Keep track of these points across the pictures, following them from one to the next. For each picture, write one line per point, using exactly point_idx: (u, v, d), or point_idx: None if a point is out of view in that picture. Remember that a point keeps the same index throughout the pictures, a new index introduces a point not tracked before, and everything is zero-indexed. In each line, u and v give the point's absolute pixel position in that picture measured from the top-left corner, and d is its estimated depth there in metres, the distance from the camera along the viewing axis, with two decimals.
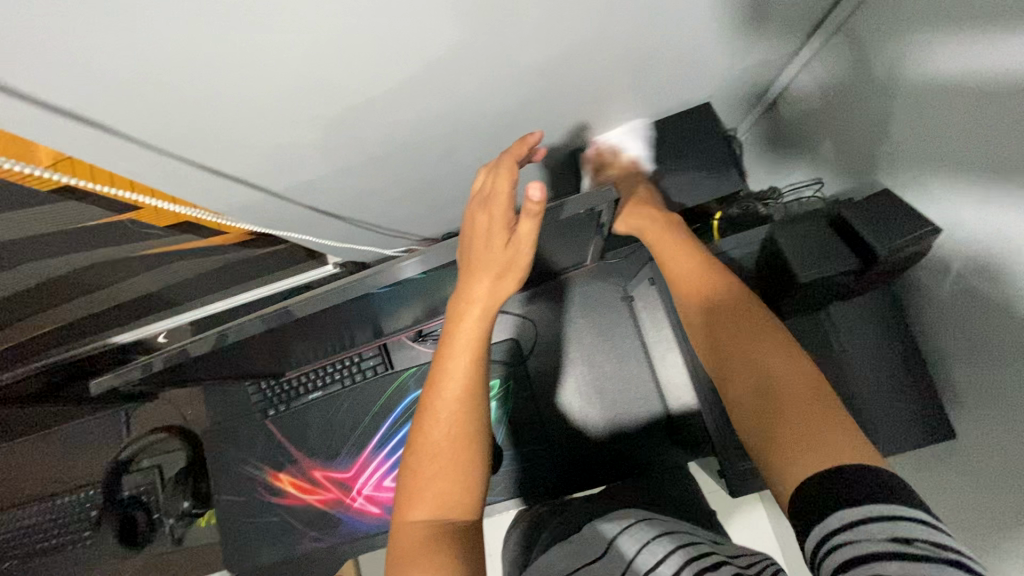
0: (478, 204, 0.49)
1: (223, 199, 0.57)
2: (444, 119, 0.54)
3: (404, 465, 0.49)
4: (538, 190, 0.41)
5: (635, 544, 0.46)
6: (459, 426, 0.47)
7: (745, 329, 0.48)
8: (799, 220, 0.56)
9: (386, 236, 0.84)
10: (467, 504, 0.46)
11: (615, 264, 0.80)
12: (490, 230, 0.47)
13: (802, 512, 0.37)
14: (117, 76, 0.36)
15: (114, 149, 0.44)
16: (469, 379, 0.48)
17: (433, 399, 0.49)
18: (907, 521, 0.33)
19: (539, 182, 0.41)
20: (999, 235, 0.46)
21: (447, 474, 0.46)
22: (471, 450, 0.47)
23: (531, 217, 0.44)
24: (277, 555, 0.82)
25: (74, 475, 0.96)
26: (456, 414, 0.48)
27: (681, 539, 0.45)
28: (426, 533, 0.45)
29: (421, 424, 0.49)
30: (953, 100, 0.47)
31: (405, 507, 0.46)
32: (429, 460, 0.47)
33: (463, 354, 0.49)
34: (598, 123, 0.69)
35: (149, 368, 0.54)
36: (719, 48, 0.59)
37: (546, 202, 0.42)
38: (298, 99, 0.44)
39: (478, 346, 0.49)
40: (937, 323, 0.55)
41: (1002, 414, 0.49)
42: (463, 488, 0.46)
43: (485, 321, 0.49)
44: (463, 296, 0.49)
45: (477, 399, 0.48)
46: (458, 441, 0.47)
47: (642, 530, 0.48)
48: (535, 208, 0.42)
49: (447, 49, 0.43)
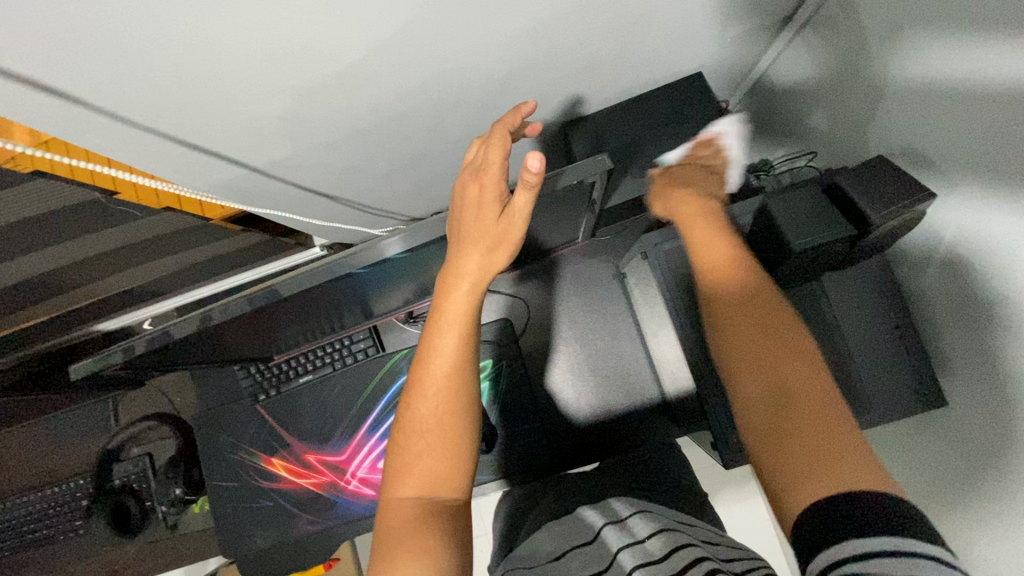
0: (470, 174, 0.48)
1: (203, 176, 0.55)
2: (428, 89, 0.52)
3: (393, 441, 0.48)
4: (536, 161, 0.41)
5: (629, 540, 0.44)
6: (447, 403, 0.47)
7: (770, 329, 0.45)
8: (794, 188, 0.55)
9: (373, 215, 0.83)
10: (457, 482, 0.46)
11: (607, 241, 0.80)
12: (481, 202, 0.46)
13: (804, 536, 0.35)
14: (85, 44, 0.34)
15: (88, 123, 0.42)
16: (457, 356, 0.48)
17: (421, 375, 0.48)
18: (924, 559, 0.31)
19: (537, 153, 0.40)
20: (995, 199, 0.45)
21: (436, 452, 0.46)
22: (459, 427, 0.47)
23: (527, 189, 0.43)
24: (273, 538, 0.82)
25: (64, 464, 0.95)
26: (444, 391, 0.47)
27: (677, 537, 0.43)
28: (414, 510, 0.44)
29: (408, 401, 0.48)
30: (947, 62, 0.46)
31: (393, 484, 0.46)
32: (418, 436, 0.46)
33: (450, 331, 0.48)
34: (587, 95, 0.68)
35: (131, 352, 0.52)
36: (710, 15, 0.58)
37: (544, 173, 0.41)
38: (276, 71, 0.42)
39: (467, 320, 0.48)
40: (934, 296, 0.55)
41: (994, 384, 0.49)
42: (452, 465, 0.46)
43: (475, 295, 0.48)
44: (451, 272, 0.47)
45: (466, 376, 0.48)
46: (448, 417, 0.47)
47: (643, 524, 0.46)
48: (533, 180, 0.42)
49: (429, 12, 0.41)
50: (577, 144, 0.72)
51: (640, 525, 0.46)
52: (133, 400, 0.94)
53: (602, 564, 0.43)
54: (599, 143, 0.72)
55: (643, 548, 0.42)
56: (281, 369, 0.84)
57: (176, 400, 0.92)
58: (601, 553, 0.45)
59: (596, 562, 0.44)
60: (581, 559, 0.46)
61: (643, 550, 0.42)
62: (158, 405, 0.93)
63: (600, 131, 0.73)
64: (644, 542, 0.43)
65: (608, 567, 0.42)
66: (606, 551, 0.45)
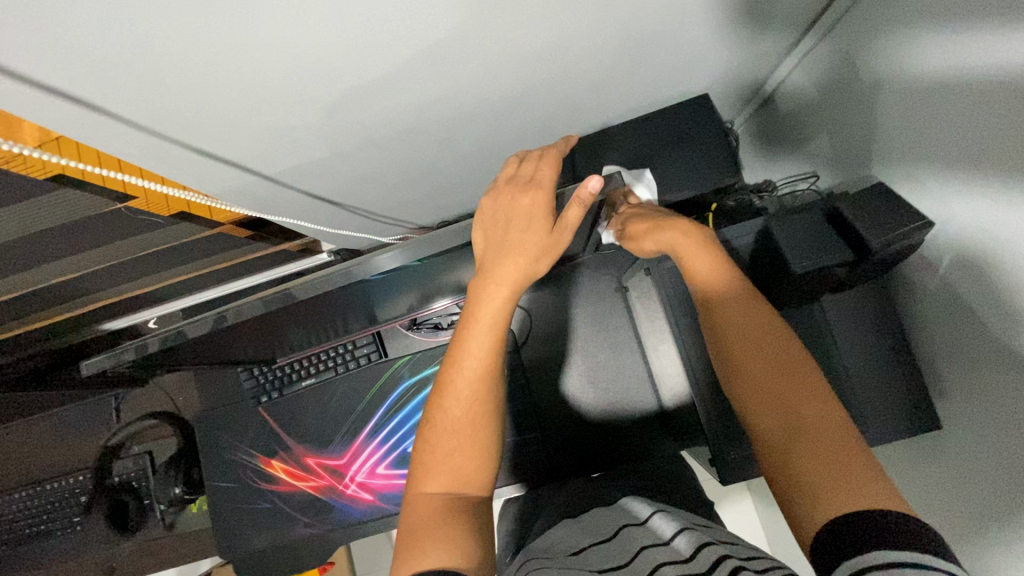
0: (515, 186, 0.50)
1: (217, 182, 0.56)
2: (442, 105, 0.54)
3: (421, 438, 0.49)
4: (595, 181, 0.46)
5: (654, 540, 0.45)
6: (479, 404, 0.48)
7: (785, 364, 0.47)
8: (796, 211, 0.57)
9: (382, 223, 0.84)
10: (482, 480, 0.47)
11: (610, 255, 0.81)
12: (523, 214, 0.48)
13: (830, 539, 0.36)
14: (109, 53, 0.35)
15: (111, 129, 0.43)
16: (490, 359, 0.49)
17: (453, 376, 0.49)
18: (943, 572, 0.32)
19: (599, 176, 0.45)
20: (987, 222, 0.46)
21: (466, 450, 0.47)
22: (489, 428, 0.48)
23: (579, 205, 0.47)
24: (269, 540, 0.82)
25: (64, 459, 0.96)
26: (475, 393, 0.48)
27: (699, 538, 0.44)
28: (441, 504, 0.45)
29: (438, 399, 0.49)
30: (942, 95, 0.48)
31: (421, 478, 0.47)
32: (449, 434, 0.48)
33: (485, 335, 0.49)
34: (595, 113, 0.69)
35: (143, 350, 0.53)
36: (717, 40, 0.59)
37: (600, 194, 0.46)
38: (297, 82, 0.44)
39: (501, 327, 0.49)
40: (932, 321, 0.55)
41: (990, 408, 0.49)
42: (480, 464, 0.47)
43: (510, 302, 0.49)
44: (492, 277, 0.48)
45: (495, 380, 0.49)
46: (477, 418, 0.48)
47: (666, 523, 0.47)
48: (587, 199, 0.47)
49: (446, 33, 0.43)
50: (582, 162, 0.74)
51: (664, 528, 0.47)
52: (135, 399, 0.95)
53: (623, 558, 0.44)
54: (603, 162, 0.73)
55: (670, 550, 0.43)
56: (285, 372, 0.86)
57: (179, 400, 0.94)
58: (622, 549, 0.45)
59: (617, 555, 0.45)
60: (601, 552, 0.46)
61: (670, 553, 0.43)
62: (161, 404, 0.94)
63: (606, 149, 0.74)
64: (671, 545, 0.44)
65: (627, 562, 0.43)
66: (627, 548, 0.45)
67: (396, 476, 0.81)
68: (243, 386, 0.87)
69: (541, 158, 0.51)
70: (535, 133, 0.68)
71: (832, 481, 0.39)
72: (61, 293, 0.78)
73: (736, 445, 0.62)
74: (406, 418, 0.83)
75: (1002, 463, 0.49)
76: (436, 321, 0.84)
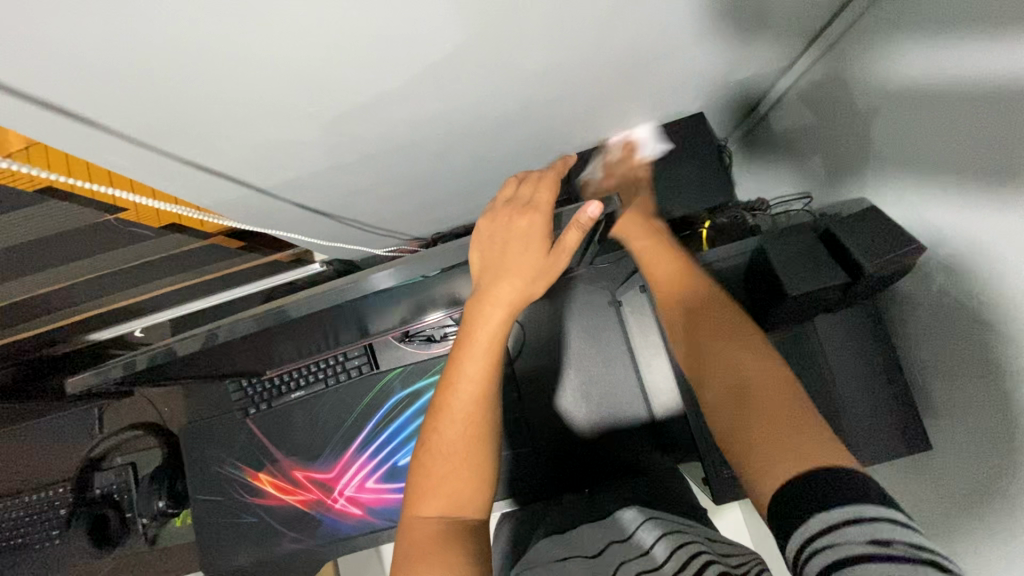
0: (513, 209, 0.50)
1: (211, 194, 0.56)
2: (442, 120, 0.54)
3: (417, 461, 0.48)
4: (594, 207, 0.45)
5: (637, 553, 0.46)
6: (475, 426, 0.48)
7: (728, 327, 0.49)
8: (790, 231, 0.58)
9: (376, 234, 0.83)
10: (479, 501, 0.47)
11: (605, 270, 0.81)
12: (524, 235, 0.49)
13: (781, 513, 0.37)
14: (111, 71, 0.35)
15: (107, 143, 0.43)
16: (487, 381, 0.48)
17: (449, 398, 0.48)
18: (884, 522, 0.33)
19: (599, 202, 0.45)
20: (976, 248, 0.47)
21: (462, 472, 0.46)
22: (486, 449, 0.48)
23: (578, 228, 0.47)
24: (255, 555, 0.81)
25: (41, 473, 0.94)
26: (472, 415, 0.48)
27: (676, 544, 0.45)
28: (438, 528, 0.44)
29: (435, 421, 0.49)
30: (935, 119, 0.49)
31: (417, 501, 0.46)
32: (446, 458, 0.47)
33: (481, 357, 0.48)
34: (593, 130, 0.69)
35: (130, 366, 0.52)
36: (715, 60, 0.60)
37: (599, 219, 0.46)
38: (298, 97, 0.43)
39: (499, 347, 0.49)
40: (924, 343, 0.56)
41: (983, 430, 0.49)
42: (476, 487, 0.47)
43: (507, 324, 0.49)
44: (489, 299, 0.48)
45: (493, 400, 0.49)
46: (474, 441, 0.47)
47: (647, 533, 0.48)
48: (585, 223, 0.46)
49: (449, 51, 0.43)
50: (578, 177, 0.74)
51: (644, 537, 0.48)
52: (119, 410, 0.94)
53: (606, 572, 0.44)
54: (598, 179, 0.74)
55: (646, 559, 0.44)
56: (273, 384, 0.84)
57: (165, 412, 0.90)
58: (603, 564, 0.45)
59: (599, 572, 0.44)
60: (582, 567, 0.46)
61: (645, 561, 0.44)
62: (145, 415, 0.92)
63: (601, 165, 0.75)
64: (647, 552, 0.45)
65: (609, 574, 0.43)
66: (608, 562, 0.45)
67: (386, 491, 0.80)
68: (231, 397, 0.85)
69: (539, 180, 0.52)
70: (533, 148, 0.68)
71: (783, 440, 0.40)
72: (46, 303, 0.77)
73: (731, 465, 0.62)
74: (396, 431, 0.82)
75: (992, 486, 0.49)
76: (429, 333, 0.82)
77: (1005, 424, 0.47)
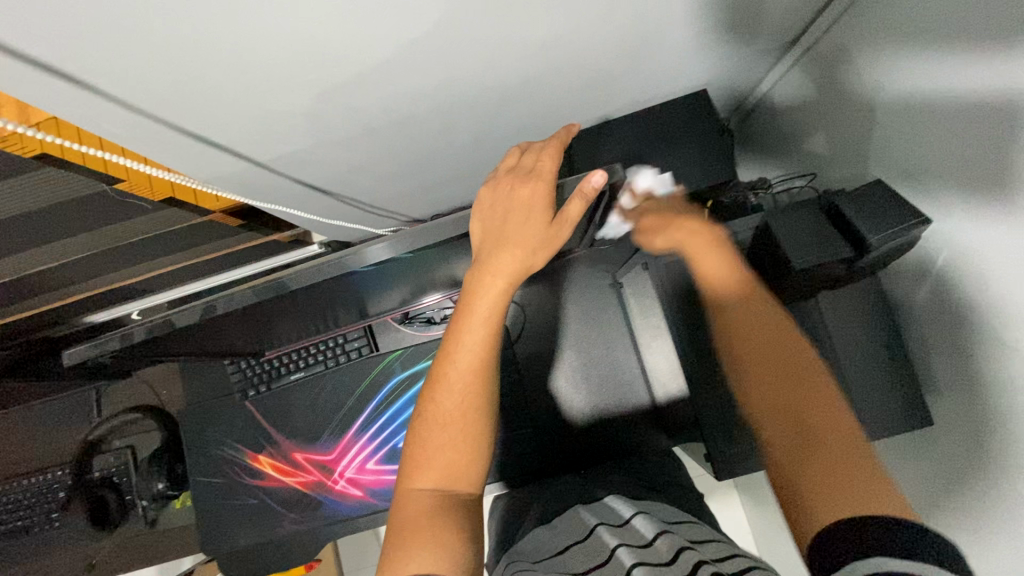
0: (515, 177, 0.50)
1: (208, 167, 0.55)
2: (440, 93, 0.53)
3: (412, 432, 0.48)
4: (599, 176, 0.44)
5: (634, 542, 0.45)
6: (472, 399, 0.47)
7: (796, 369, 0.47)
8: (794, 206, 0.57)
9: (373, 214, 0.83)
10: (473, 477, 0.47)
11: (605, 251, 0.80)
12: (528, 207, 0.48)
13: (824, 551, 0.37)
14: (103, 31, 0.34)
15: (102, 110, 0.42)
16: (484, 354, 0.48)
17: (446, 369, 0.48)
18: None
19: (603, 169, 0.44)
20: (977, 227, 0.47)
21: (458, 446, 0.46)
22: (482, 423, 0.47)
23: (581, 198, 0.45)
24: (254, 537, 0.81)
25: (37, 456, 0.93)
26: (468, 388, 0.47)
27: (678, 541, 0.43)
28: (432, 501, 0.45)
29: (431, 393, 0.48)
30: (929, 91, 0.48)
31: (412, 474, 0.46)
32: (442, 429, 0.47)
33: (480, 329, 0.48)
34: (593, 107, 0.69)
35: (128, 339, 0.51)
36: (716, 37, 0.59)
37: (604, 188, 0.45)
38: (295, 65, 0.42)
39: (497, 320, 0.49)
40: (922, 317, 0.55)
41: (976, 407, 0.50)
42: (471, 460, 0.46)
43: (505, 296, 0.49)
44: (489, 269, 0.48)
45: (489, 373, 0.48)
46: (470, 414, 0.47)
47: (649, 525, 0.47)
48: (589, 193, 0.45)
49: (444, 20, 0.42)
50: (578, 156, 0.73)
51: (645, 528, 0.47)
52: (115, 393, 0.92)
53: (601, 557, 0.44)
54: (597, 158, 0.73)
55: (647, 550, 0.43)
56: (271, 366, 0.83)
57: (163, 394, 0.90)
58: (598, 549, 0.46)
59: (595, 556, 0.45)
60: (579, 554, 0.47)
61: (651, 553, 0.42)
62: (143, 397, 0.91)
63: (601, 144, 0.74)
64: (651, 545, 0.44)
65: (605, 561, 0.43)
66: (604, 547, 0.45)
67: (387, 471, 0.80)
68: (229, 378, 0.84)
69: (541, 151, 0.51)
70: (534, 126, 0.68)
71: (839, 489, 0.39)
72: (45, 281, 0.77)
73: (733, 443, 0.61)
74: (396, 414, 0.82)
75: (988, 462, 0.49)
76: (429, 315, 0.83)
77: (1001, 400, 0.47)
